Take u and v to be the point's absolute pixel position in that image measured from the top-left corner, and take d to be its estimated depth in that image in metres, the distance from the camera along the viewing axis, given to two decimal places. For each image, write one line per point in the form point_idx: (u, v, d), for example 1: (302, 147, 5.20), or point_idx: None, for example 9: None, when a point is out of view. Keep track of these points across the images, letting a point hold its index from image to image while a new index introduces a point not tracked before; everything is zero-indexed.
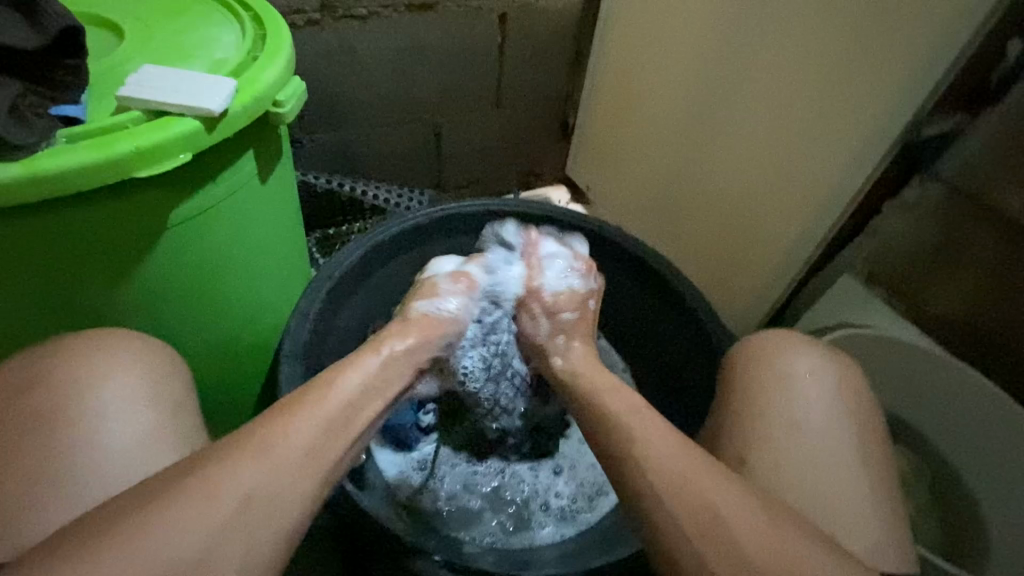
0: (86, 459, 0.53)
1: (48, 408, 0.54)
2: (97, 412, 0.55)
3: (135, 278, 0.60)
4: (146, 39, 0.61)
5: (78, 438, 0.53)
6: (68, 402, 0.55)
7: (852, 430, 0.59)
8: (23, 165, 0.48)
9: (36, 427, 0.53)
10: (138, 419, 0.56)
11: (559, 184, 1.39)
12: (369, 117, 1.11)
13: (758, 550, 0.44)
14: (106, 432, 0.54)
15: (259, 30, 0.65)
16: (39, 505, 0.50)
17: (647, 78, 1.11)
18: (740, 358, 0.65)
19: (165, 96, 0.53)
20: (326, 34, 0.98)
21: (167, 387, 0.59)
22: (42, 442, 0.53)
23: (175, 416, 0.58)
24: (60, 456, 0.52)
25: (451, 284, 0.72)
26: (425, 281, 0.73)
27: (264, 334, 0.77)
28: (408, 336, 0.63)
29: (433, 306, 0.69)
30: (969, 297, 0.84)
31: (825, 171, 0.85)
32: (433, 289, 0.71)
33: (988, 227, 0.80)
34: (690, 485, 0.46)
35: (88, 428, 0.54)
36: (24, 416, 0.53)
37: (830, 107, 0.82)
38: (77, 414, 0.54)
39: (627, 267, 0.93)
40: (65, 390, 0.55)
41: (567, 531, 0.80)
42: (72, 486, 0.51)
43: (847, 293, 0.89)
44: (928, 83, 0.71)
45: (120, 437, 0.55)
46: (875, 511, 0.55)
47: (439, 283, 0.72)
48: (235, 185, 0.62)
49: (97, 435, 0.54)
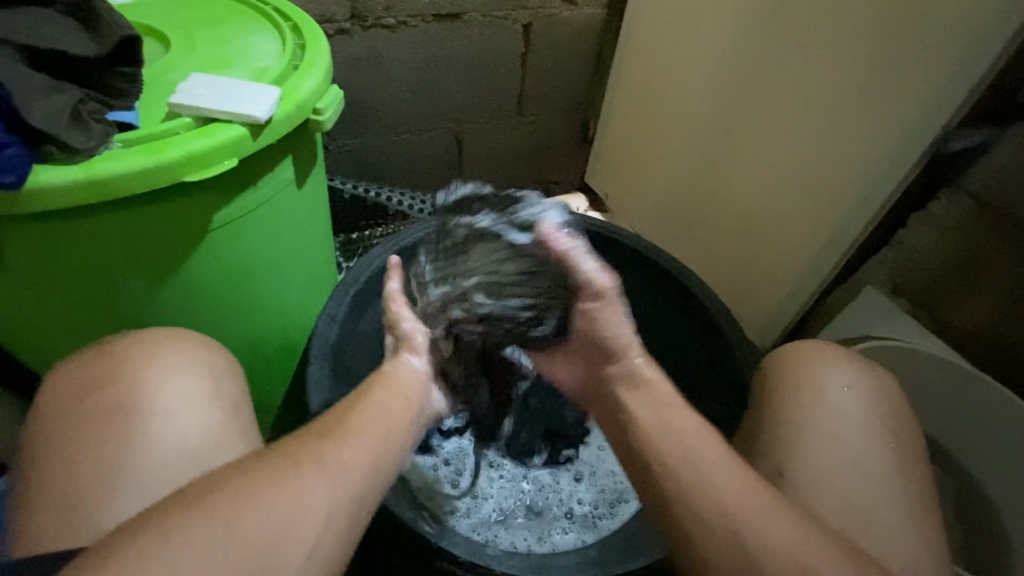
0: (147, 452, 0.54)
1: (92, 402, 0.56)
2: (161, 408, 0.56)
3: (177, 278, 0.62)
4: (193, 47, 0.63)
5: (140, 432, 0.55)
6: (128, 396, 0.56)
7: (879, 443, 0.59)
8: (81, 168, 0.50)
9: (83, 424, 0.55)
10: (201, 416, 0.57)
11: (577, 192, 1.40)
12: (395, 124, 1.13)
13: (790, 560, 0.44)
14: (168, 427, 0.55)
15: (299, 39, 0.66)
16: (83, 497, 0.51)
17: (669, 88, 1.12)
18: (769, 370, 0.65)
19: (212, 104, 0.55)
20: (355, 43, 1.00)
21: (224, 386, 0.60)
22: (88, 434, 0.54)
23: (234, 414, 0.59)
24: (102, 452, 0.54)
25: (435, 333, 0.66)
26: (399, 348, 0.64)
27: (294, 335, 0.79)
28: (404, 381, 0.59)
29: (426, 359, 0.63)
30: (995, 313, 0.81)
31: (849, 183, 0.85)
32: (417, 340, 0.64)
33: (1013, 244, 0.77)
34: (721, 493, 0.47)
35: (149, 423, 0.55)
36: (70, 409, 0.55)
37: (856, 118, 0.82)
38: (137, 408, 0.56)
39: (648, 275, 0.93)
40: (110, 387, 0.57)
41: (588, 537, 0.80)
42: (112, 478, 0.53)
43: (871, 305, 0.88)
44: (957, 96, 0.71)
45: (179, 434, 0.55)
46: (903, 525, 0.55)
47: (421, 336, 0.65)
48: (274, 190, 0.64)
49: (160, 430, 0.55)
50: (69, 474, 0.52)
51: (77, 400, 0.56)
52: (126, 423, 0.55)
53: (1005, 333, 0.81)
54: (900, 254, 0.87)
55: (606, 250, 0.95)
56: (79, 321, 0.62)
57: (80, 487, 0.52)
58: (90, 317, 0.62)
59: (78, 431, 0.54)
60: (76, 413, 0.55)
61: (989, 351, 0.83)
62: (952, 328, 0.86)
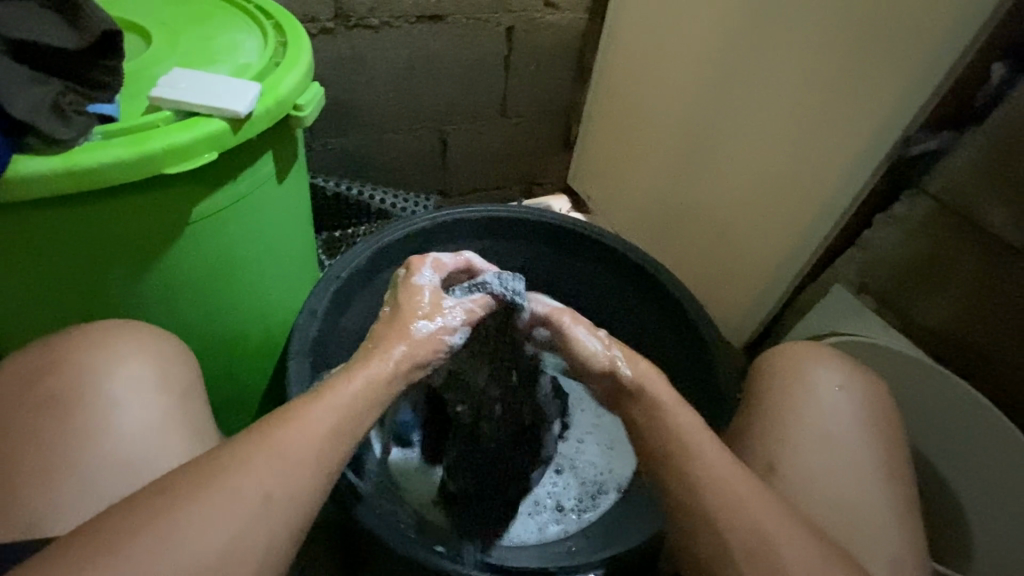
0: (104, 445, 0.55)
1: (68, 392, 0.56)
2: (110, 401, 0.57)
3: (157, 270, 0.63)
4: (173, 43, 0.64)
5: (94, 425, 0.56)
6: (84, 386, 0.57)
7: (842, 432, 0.61)
8: (61, 158, 0.51)
9: (64, 409, 0.56)
10: (148, 407, 0.58)
11: (560, 193, 1.43)
12: (378, 124, 1.14)
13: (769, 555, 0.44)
14: (118, 420, 0.57)
15: (281, 37, 0.67)
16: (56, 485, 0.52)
17: (648, 92, 1.15)
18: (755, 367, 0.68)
19: (194, 98, 0.56)
20: (338, 42, 1.01)
21: (174, 375, 0.60)
22: (66, 422, 0.55)
23: (184, 403, 0.60)
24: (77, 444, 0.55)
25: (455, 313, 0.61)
26: (407, 290, 0.61)
27: (274, 330, 0.79)
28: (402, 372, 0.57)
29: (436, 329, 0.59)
30: (956, 311, 0.84)
31: (820, 185, 0.88)
32: (417, 304, 0.60)
33: (975, 245, 0.80)
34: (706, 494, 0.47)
35: (100, 417, 0.56)
36: (49, 399, 0.56)
37: (823, 123, 0.85)
38: (91, 400, 0.56)
39: (626, 273, 0.95)
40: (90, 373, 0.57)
41: (569, 527, 0.82)
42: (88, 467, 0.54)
43: (839, 303, 0.92)
44: (919, 101, 0.75)
45: (129, 423, 0.57)
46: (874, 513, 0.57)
47: (429, 300, 0.61)
48: (254, 184, 0.65)
49: (110, 423, 0.56)
50: (51, 457, 0.54)
51: (51, 389, 0.56)
52: (93, 413, 0.56)
53: (967, 330, 0.84)
54: (867, 254, 0.90)
55: (585, 251, 0.97)
56: (59, 311, 0.63)
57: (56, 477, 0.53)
58: (68, 307, 0.62)
59: (65, 415, 0.55)
60: (60, 400, 0.56)
61: (953, 348, 0.86)
62: (917, 325, 0.89)
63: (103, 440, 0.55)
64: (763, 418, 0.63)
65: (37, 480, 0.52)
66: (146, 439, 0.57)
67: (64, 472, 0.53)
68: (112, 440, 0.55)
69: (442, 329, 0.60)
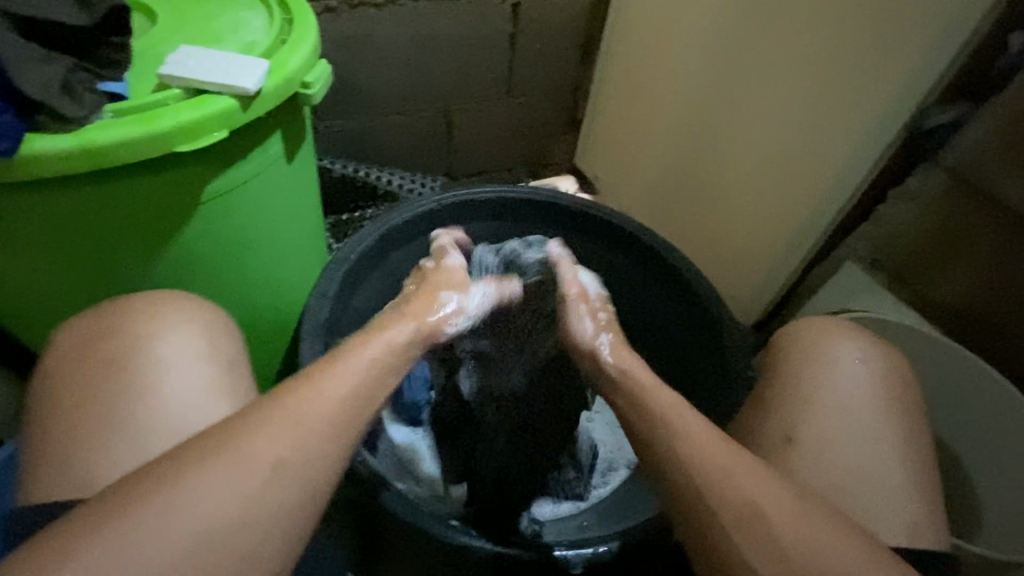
0: (148, 411, 0.54)
1: (103, 360, 0.56)
2: (160, 363, 0.56)
3: (170, 250, 0.63)
4: (179, 22, 0.63)
5: (144, 387, 0.55)
6: (135, 349, 0.57)
7: (861, 404, 0.61)
8: (73, 137, 0.51)
9: (101, 372, 0.55)
10: (197, 373, 0.57)
11: (567, 174, 1.42)
12: (384, 104, 1.13)
13: (786, 523, 0.44)
14: (167, 384, 0.56)
15: (286, 14, 0.66)
16: (99, 451, 0.52)
17: (656, 68, 1.13)
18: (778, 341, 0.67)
19: (202, 75, 0.56)
20: (342, 21, 1.00)
21: (219, 344, 0.60)
22: (118, 383, 0.55)
23: (230, 372, 0.59)
24: (129, 406, 0.54)
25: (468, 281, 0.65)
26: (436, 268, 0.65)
27: (286, 310, 0.80)
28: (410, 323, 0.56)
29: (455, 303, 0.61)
30: (972, 284, 0.84)
31: (832, 160, 0.87)
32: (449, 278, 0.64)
33: (992, 218, 0.79)
34: (717, 463, 0.47)
35: (152, 378, 0.56)
36: (96, 363, 0.56)
37: (836, 95, 0.83)
38: (143, 362, 0.56)
39: (632, 252, 0.95)
40: (127, 340, 0.57)
41: (581, 503, 0.82)
42: (135, 434, 0.53)
43: (850, 280, 0.91)
44: (935, 71, 0.73)
45: (178, 387, 0.56)
46: (886, 485, 0.57)
47: (455, 275, 0.65)
48: (263, 164, 0.64)
49: (160, 387, 0.55)
50: (99, 420, 0.53)
51: (83, 351, 0.56)
52: (144, 375, 0.56)
53: (981, 303, 0.83)
54: (879, 229, 0.89)
55: (594, 231, 0.97)
56: (71, 292, 0.63)
57: (98, 442, 0.52)
58: (79, 288, 0.63)
59: (116, 376, 0.55)
60: (113, 364, 0.56)
61: (966, 323, 0.86)
62: (930, 301, 0.89)
63: (151, 407, 0.54)
64: (779, 391, 0.62)
65: (88, 443, 0.52)
66: (187, 404, 0.55)
67: (114, 434, 0.53)
68: (157, 405, 0.55)
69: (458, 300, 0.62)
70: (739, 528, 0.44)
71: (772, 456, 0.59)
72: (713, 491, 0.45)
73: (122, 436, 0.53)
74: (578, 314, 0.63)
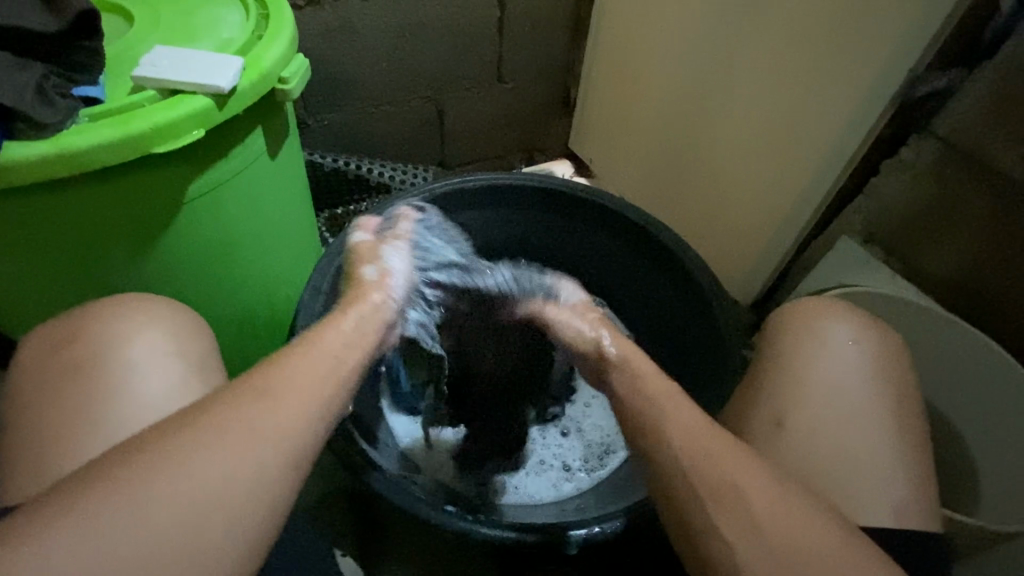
0: (117, 404, 0.55)
1: (70, 363, 0.57)
2: (126, 363, 0.57)
3: (156, 250, 0.64)
4: (154, 22, 0.63)
5: (113, 386, 0.56)
6: (100, 351, 0.58)
7: (853, 383, 0.60)
8: (50, 143, 0.52)
9: (84, 369, 0.57)
10: (169, 370, 0.58)
11: (562, 159, 1.41)
12: (373, 96, 1.13)
13: (771, 504, 0.44)
14: (139, 381, 0.57)
15: (262, 9, 0.66)
16: (69, 445, 0.53)
17: (647, 47, 1.11)
18: (772, 325, 0.65)
19: (177, 76, 0.56)
20: (326, 13, 0.99)
21: (186, 343, 0.61)
22: (83, 384, 0.56)
23: (200, 371, 0.60)
24: (97, 405, 0.55)
25: (380, 248, 0.66)
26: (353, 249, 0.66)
27: (278, 305, 0.81)
28: (353, 307, 0.58)
29: (380, 271, 0.63)
30: (969, 256, 0.82)
31: (825, 133, 0.85)
32: (370, 254, 0.65)
33: (986, 187, 0.78)
34: (702, 447, 0.46)
35: (120, 378, 0.56)
36: (64, 365, 0.57)
37: (829, 66, 0.81)
38: (107, 362, 0.57)
39: (628, 235, 0.94)
40: (107, 341, 0.58)
41: (581, 485, 0.86)
42: (102, 427, 0.54)
43: (846, 255, 0.90)
44: (928, 36, 0.71)
45: (152, 384, 0.57)
46: (878, 461, 0.56)
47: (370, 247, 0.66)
48: (245, 160, 0.65)
49: (132, 385, 0.56)
50: (66, 419, 0.54)
51: (73, 350, 0.58)
52: (109, 375, 0.56)
53: (979, 274, 0.82)
54: (874, 203, 0.88)
55: (588, 215, 0.96)
56: (60, 295, 0.65)
57: (70, 437, 0.53)
58: (70, 291, 0.64)
59: (79, 379, 0.56)
60: (78, 366, 0.57)
61: (964, 295, 0.85)
62: (927, 274, 0.87)
63: (123, 400, 0.55)
64: (770, 371, 0.62)
65: (61, 439, 0.53)
66: (156, 395, 0.56)
67: (91, 426, 0.54)
68: (129, 399, 0.56)
69: (381, 274, 0.63)
70: (724, 511, 0.44)
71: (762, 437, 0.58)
72: (696, 472, 0.45)
73: (89, 429, 0.54)
74: (566, 317, 0.65)
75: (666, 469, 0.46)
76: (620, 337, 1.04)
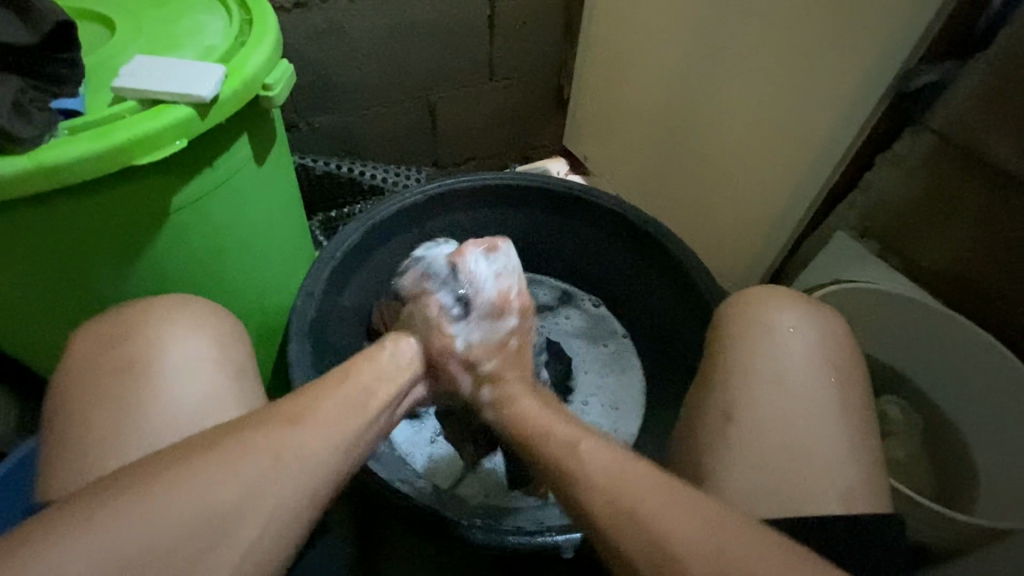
0: (156, 412, 0.54)
1: (116, 363, 0.56)
2: (166, 368, 0.56)
3: (144, 259, 0.63)
4: (136, 30, 0.63)
5: (156, 391, 0.55)
6: (146, 353, 0.57)
7: (847, 381, 0.60)
8: (28, 158, 0.51)
9: (98, 378, 0.55)
10: (205, 378, 0.57)
11: (558, 156, 1.40)
12: (364, 98, 1.12)
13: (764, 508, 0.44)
14: (179, 389, 0.56)
15: (245, 14, 0.66)
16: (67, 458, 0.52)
17: (639, 42, 1.10)
18: (726, 314, 0.65)
19: (158, 86, 0.55)
20: (314, 15, 0.98)
21: (228, 349, 0.60)
22: (123, 389, 0.55)
23: (237, 377, 0.59)
24: (140, 408, 0.54)
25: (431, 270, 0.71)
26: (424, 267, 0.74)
27: (270, 312, 0.80)
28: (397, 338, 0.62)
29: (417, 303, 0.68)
30: (965, 249, 0.82)
31: (819, 127, 0.84)
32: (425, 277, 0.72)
33: (980, 179, 0.77)
34: None
35: (163, 383, 0.55)
36: (114, 366, 0.56)
37: (821, 60, 0.80)
38: (151, 366, 0.56)
39: (625, 234, 0.94)
40: (149, 344, 0.57)
41: None
42: (127, 437, 0.53)
43: (844, 250, 0.89)
44: (920, 28, 0.70)
45: (185, 391, 0.56)
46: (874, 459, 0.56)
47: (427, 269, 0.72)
48: (232, 168, 0.64)
49: (171, 392, 0.55)
50: (105, 422, 0.53)
51: (115, 352, 0.57)
52: (149, 379, 0.55)
53: (975, 267, 0.82)
54: (869, 197, 0.87)
55: (584, 214, 0.95)
56: (46, 306, 0.64)
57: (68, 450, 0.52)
58: (57, 302, 0.64)
59: (126, 382, 0.55)
60: (125, 368, 0.56)
61: (961, 288, 0.84)
62: (923, 267, 0.87)
63: (158, 408, 0.54)
64: None
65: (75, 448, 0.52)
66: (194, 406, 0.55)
67: (112, 434, 0.53)
68: (168, 407, 0.54)
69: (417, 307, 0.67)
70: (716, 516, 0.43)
71: (723, 433, 0.57)
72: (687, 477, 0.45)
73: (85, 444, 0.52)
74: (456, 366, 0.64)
75: (658, 473, 0.46)
76: (618, 335, 1.05)
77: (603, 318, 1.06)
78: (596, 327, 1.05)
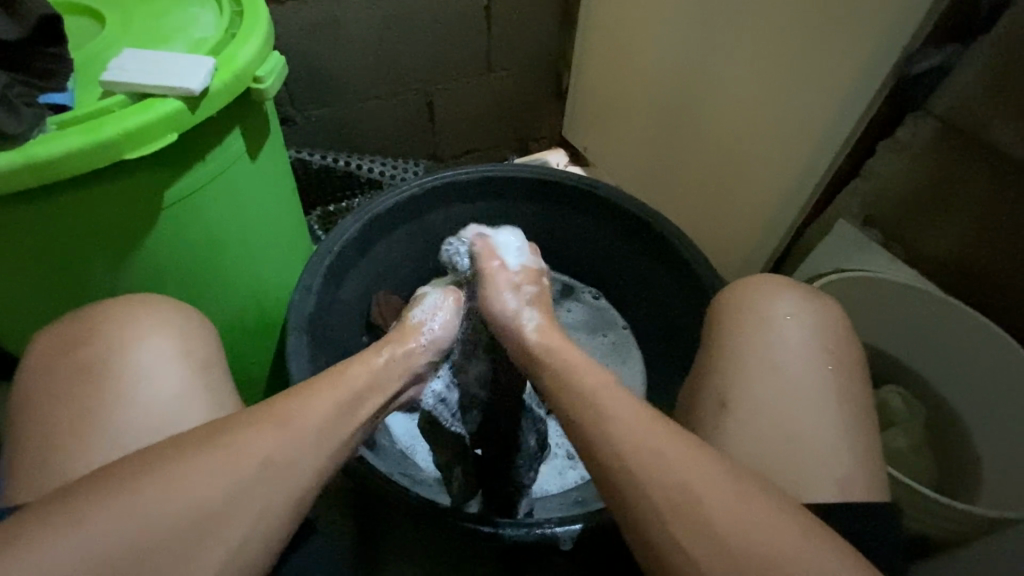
0: (122, 411, 0.54)
1: (77, 366, 0.56)
2: (133, 367, 0.56)
3: (134, 255, 0.63)
4: (126, 23, 0.62)
5: (118, 391, 0.55)
6: (108, 353, 0.57)
7: (846, 371, 0.59)
8: (17, 152, 0.51)
9: (90, 376, 0.56)
10: (172, 375, 0.57)
11: (557, 147, 1.39)
12: (361, 91, 1.11)
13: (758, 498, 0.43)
14: (145, 386, 0.56)
15: (235, 6, 0.65)
16: (48, 454, 0.52)
17: (638, 31, 1.08)
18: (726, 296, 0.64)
19: (148, 79, 0.55)
20: (308, 7, 0.97)
21: (192, 345, 0.60)
22: (89, 389, 0.55)
23: (206, 373, 0.59)
24: (102, 409, 0.54)
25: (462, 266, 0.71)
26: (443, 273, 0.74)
27: (267, 306, 0.80)
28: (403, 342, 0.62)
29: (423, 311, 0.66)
30: (967, 235, 0.81)
31: (819, 113, 0.83)
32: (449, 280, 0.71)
33: (983, 165, 0.76)
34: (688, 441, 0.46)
35: (128, 382, 0.56)
36: (73, 368, 0.56)
37: (821, 45, 0.79)
38: (114, 367, 0.56)
39: (624, 225, 0.93)
40: (112, 345, 0.57)
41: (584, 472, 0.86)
42: (99, 435, 0.53)
43: (844, 237, 0.88)
44: (922, 11, 0.68)
45: (156, 388, 0.56)
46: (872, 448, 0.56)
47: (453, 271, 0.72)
48: (225, 162, 0.64)
49: (137, 389, 0.55)
50: (67, 422, 0.53)
51: (78, 354, 0.57)
52: (114, 378, 0.56)
53: (977, 254, 0.81)
54: (871, 184, 0.85)
55: (583, 206, 0.95)
56: (38, 302, 0.64)
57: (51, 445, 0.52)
58: (48, 298, 0.64)
59: (88, 382, 0.55)
60: (88, 369, 0.56)
61: (963, 275, 0.83)
62: (925, 255, 0.86)
63: (128, 407, 0.54)
64: None
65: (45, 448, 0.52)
66: (166, 403, 0.56)
67: (88, 431, 0.53)
68: (136, 405, 0.55)
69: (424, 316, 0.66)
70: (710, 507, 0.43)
71: (719, 423, 0.56)
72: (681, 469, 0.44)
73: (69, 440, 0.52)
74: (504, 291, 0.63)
75: None
76: (618, 326, 1.05)
77: (603, 309, 1.06)
78: (596, 319, 1.05)
